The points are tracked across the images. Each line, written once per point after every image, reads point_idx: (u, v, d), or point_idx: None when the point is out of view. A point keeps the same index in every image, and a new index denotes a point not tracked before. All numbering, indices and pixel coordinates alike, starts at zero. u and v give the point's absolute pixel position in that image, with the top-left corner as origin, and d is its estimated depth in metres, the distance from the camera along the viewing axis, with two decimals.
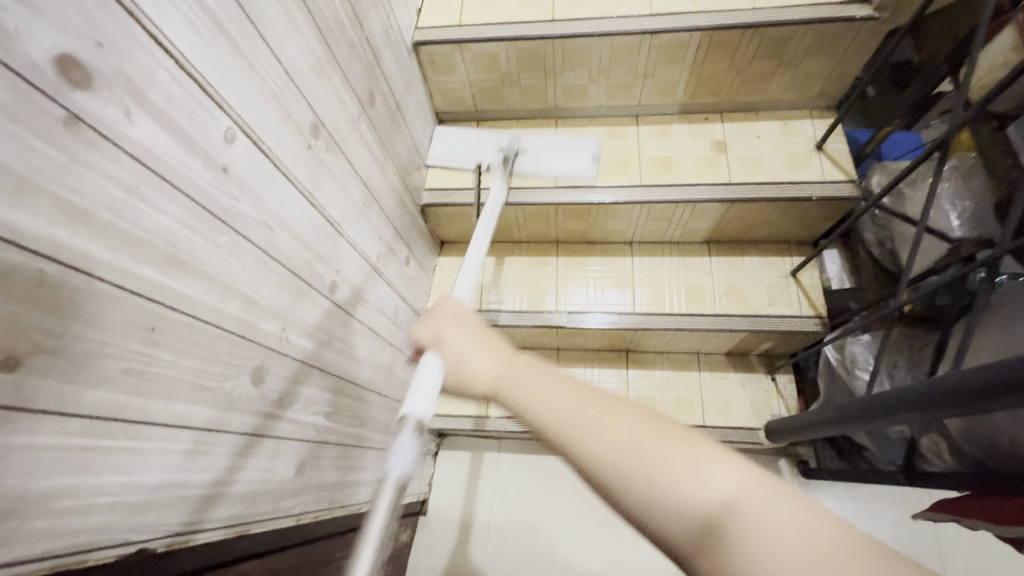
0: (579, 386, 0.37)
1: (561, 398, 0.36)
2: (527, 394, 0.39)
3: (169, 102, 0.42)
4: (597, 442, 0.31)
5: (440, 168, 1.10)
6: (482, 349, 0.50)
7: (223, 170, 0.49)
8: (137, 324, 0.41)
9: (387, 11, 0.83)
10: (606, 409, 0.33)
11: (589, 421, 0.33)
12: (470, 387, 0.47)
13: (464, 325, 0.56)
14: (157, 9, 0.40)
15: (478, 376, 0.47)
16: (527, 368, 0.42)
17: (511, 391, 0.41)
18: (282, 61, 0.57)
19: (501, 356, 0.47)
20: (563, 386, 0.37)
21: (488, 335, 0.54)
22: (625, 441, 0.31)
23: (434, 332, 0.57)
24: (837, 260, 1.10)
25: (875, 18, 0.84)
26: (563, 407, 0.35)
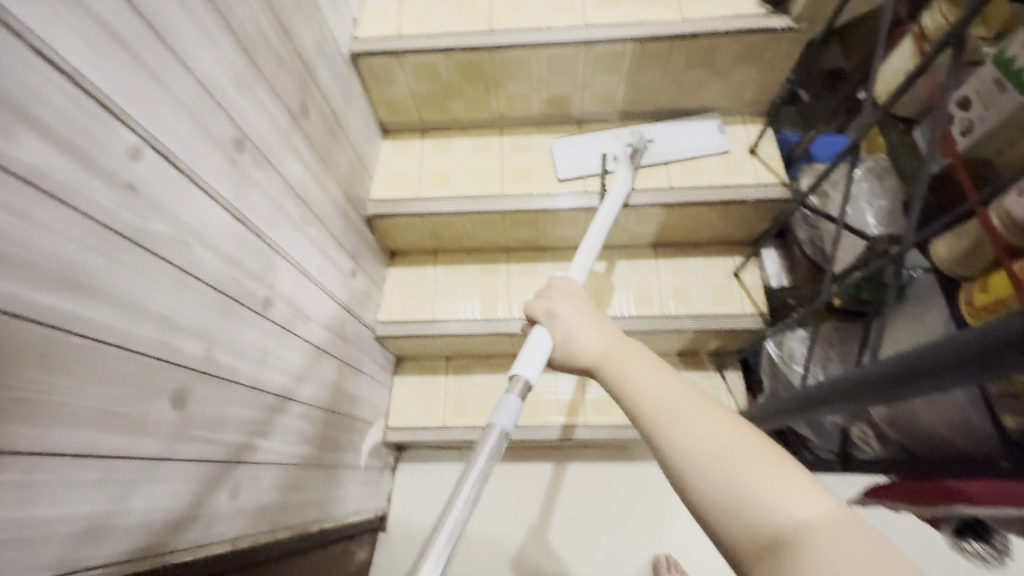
0: (680, 387, 0.45)
1: (667, 389, 0.45)
2: (636, 380, 0.47)
3: (62, 119, 0.40)
4: (689, 443, 0.39)
5: (386, 178, 1.09)
6: (598, 329, 0.57)
7: (129, 187, 0.47)
8: (29, 350, 0.39)
9: (319, 23, 0.82)
10: (703, 411, 0.42)
11: (687, 417, 0.41)
12: (576, 361, 0.56)
13: (576, 301, 0.63)
14: (44, 23, 0.39)
15: (588, 349, 0.55)
16: (629, 356, 0.51)
17: (615, 373, 0.50)
18: (197, 74, 0.55)
19: (608, 337, 0.55)
20: (663, 384, 0.45)
21: (598, 316, 0.60)
22: (711, 440, 0.39)
23: (547, 306, 0.64)
24: (775, 259, 1.13)
25: (793, 29, 0.89)
26: (669, 404, 0.43)
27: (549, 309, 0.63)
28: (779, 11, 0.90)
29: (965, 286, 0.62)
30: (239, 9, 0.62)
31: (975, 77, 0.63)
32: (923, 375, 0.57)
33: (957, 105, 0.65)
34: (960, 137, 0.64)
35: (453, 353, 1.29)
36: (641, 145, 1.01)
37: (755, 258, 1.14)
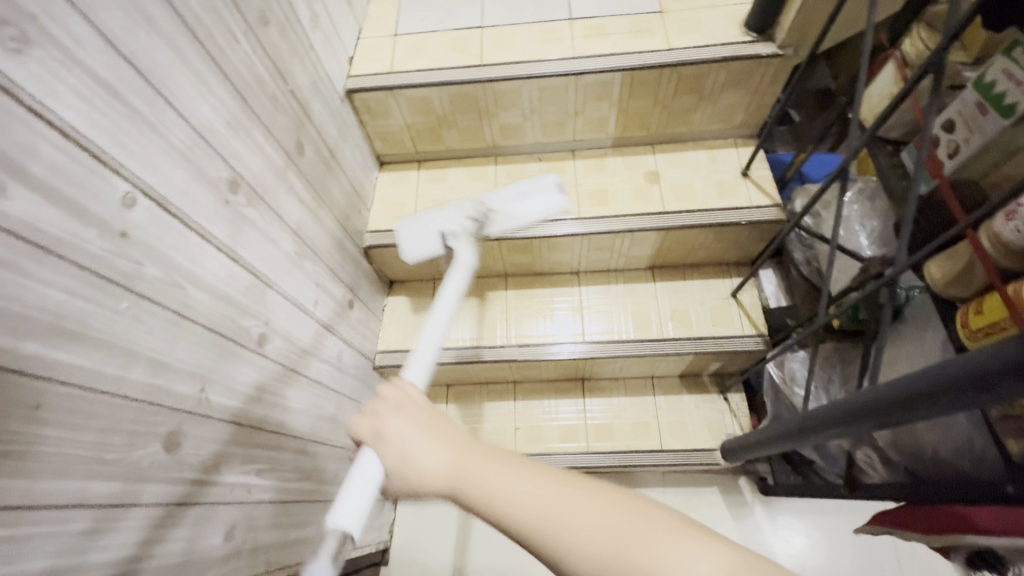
0: (546, 484, 0.40)
1: (545, 492, 0.39)
2: (506, 492, 0.39)
3: (55, 174, 0.41)
4: (586, 544, 0.36)
5: (382, 209, 1.10)
6: (434, 434, 0.46)
7: (122, 235, 0.48)
8: (18, 402, 0.39)
9: (314, 63, 0.84)
10: (589, 500, 0.38)
11: (574, 516, 0.37)
12: (422, 487, 0.44)
13: (410, 415, 0.48)
14: (38, 83, 0.40)
15: (431, 470, 0.44)
16: (479, 469, 0.42)
17: (474, 492, 0.41)
18: (191, 121, 0.57)
19: (453, 449, 0.44)
20: (529, 487, 0.39)
21: (441, 419, 0.49)
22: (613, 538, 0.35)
23: (372, 426, 0.48)
24: (773, 279, 1.15)
25: (779, 54, 0.90)
26: (544, 507, 0.38)
27: (374, 424, 0.49)
28: (764, 38, 0.92)
29: (963, 305, 0.62)
30: (233, 54, 0.64)
31: (959, 100, 0.64)
32: (917, 400, 0.57)
33: (943, 127, 0.66)
34: (948, 159, 0.65)
35: (453, 381, 1.28)
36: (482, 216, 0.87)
37: (754, 279, 1.14)
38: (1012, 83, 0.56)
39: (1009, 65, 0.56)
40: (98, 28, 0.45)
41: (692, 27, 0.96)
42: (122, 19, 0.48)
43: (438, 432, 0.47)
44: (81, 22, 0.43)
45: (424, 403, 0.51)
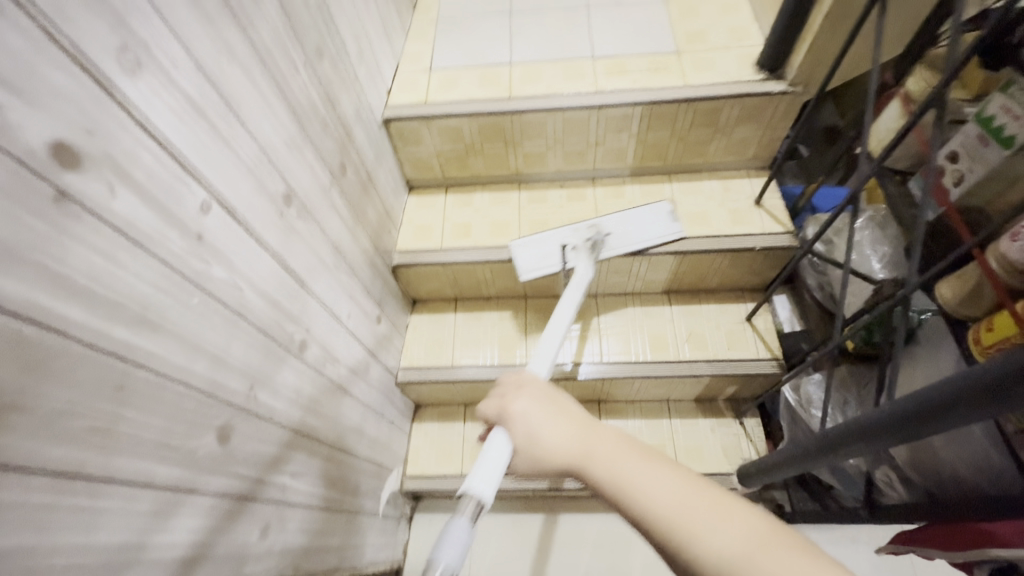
0: (632, 457, 0.48)
1: (630, 464, 0.47)
2: (602, 458, 0.49)
3: (151, 179, 0.46)
4: (647, 501, 0.43)
5: (410, 230, 1.16)
6: (556, 417, 0.57)
7: (198, 237, 0.53)
8: (105, 382, 0.43)
9: (358, 93, 0.91)
10: (654, 470, 0.46)
11: (639, 481, 0.45)
12: (546, 463, 0.54)
13: (532, 393, 0.61)
14: (144, 100, 0.46)
15: (555, 441, 0.54)
16: (605, 445, 0.50)
17: (602, 471, 0.48)
18: (258, 139, 0.62)
19: (577, 430, 0.54)
20: (620, 452, 0.49)
21: (560, 404, 0.59)
22: (673, 500, 0.42)
23: (501, 404, 0.62)
24: (787, 304, 1.18)
25: (789, 91, 0.97)
26: (621, 476, 0.46)
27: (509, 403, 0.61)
28: (775, 76, 0.99)
29: (973, 324, 0.65)
30: (293, 82, 0.70)
31: (961, 133, 0.69)
32: (932, 413, 0.59)
33: (947, 158, 0.70)
34: (954, 187, 0.69)
35: (471, 400, 1.30)
36: (599, 239, 1.03)
37: (767, 304, 1.17)
38: (1010, 118, 0.60)
39: (1006, 101, 0.61)
40: (192, 55, 0.51)
41: (707, 66, 1.03)
42: (210, 49, 0.54)
43: (551, 411, 0.57)
44: (181, 51, 0.50)
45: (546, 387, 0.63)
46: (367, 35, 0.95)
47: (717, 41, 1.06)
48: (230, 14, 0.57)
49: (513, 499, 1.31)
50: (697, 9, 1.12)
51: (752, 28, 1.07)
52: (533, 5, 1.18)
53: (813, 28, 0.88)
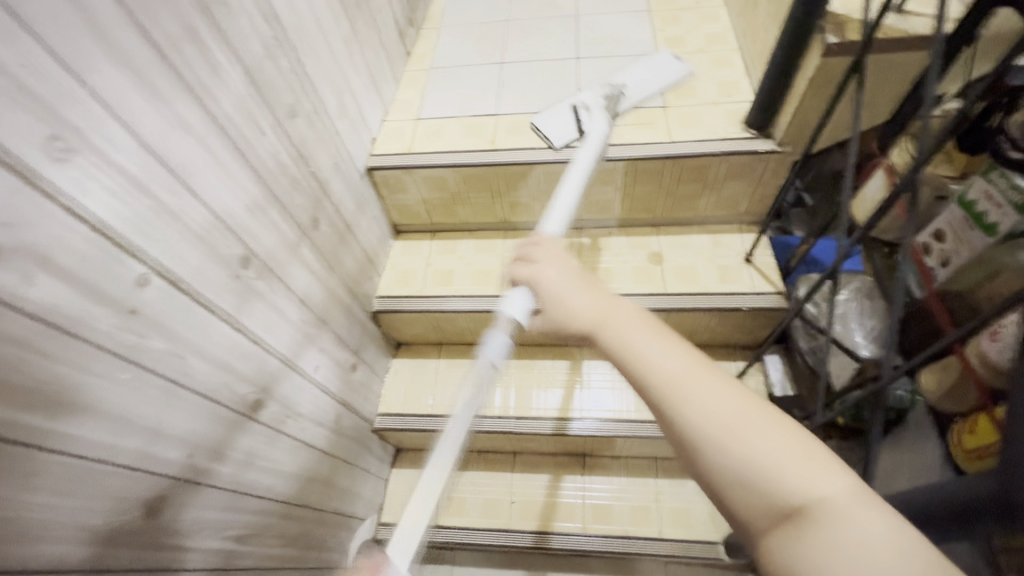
0: (687, 356, 0.40)
1: (641, 333, 0.43)
2: (617, 331, 0.45)
3: (79, 261, 0.47)
4: (697, 408, 0.37)
5: (393, 275, 1.16)
6: (579, 288, 0.51)
7: (132, 311, 0.53)
8: (12, 471, 0.42)
9: (337, 146, 0.92)
10: (722, 381, 0.38)
11: (689, 389, 0.38)
12: (562, 327, 0.49)
13: (564, 265, 0.55)
14: (76, 185, 0.46)
15: (575, 313, 0.49)
16: (640, 326, 0.44)
17: (624, 354, 0.43)
18: (212, 207, 0.63)
19: (603, 299, 0.48)
20: (632, 321, 0.45)
21: (592, 278, 0.53)
22: (678, 369, 0.39)
23: (531, 271, 0.56)
24: (779, 365, 1.12)
25: (777, 151, 0.94)
26: (667, 369, 0.39)
27: (536, 271, 0.55)
28: (763, 134, 0.96)
29: (957, 421, 0.60)
30: (260, 146, 0.71)
31: (945, 212, 0.65)
32: (899, 523, 0.54)
33: (931, 236, 0.66)
34: (938, 268, 0.65)
35: (453, 447, 1.27)
36: (618, 92, 0.90)
37: (758, 363, 1.12)
38: (992, 204, 0.56)
39: (988, 186, 0.57)
40: (136, 134, 0.52)
41: (693, 121, 1.01)
42: (160, 126, 0.55)
43: (574, 282, 0.52)
44: (123, 132, 0.51)
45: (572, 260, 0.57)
46: (351, 88, 0.96)
47: (706, 96, 1.04)
48: (187, 90, 0.58)
49: (491, 553, 1.26)
50: (688, 62, 1.11)
51: (742, 83, 1.05)
52: (525, 54, 1.19)
53: (796, 93, 0.86)
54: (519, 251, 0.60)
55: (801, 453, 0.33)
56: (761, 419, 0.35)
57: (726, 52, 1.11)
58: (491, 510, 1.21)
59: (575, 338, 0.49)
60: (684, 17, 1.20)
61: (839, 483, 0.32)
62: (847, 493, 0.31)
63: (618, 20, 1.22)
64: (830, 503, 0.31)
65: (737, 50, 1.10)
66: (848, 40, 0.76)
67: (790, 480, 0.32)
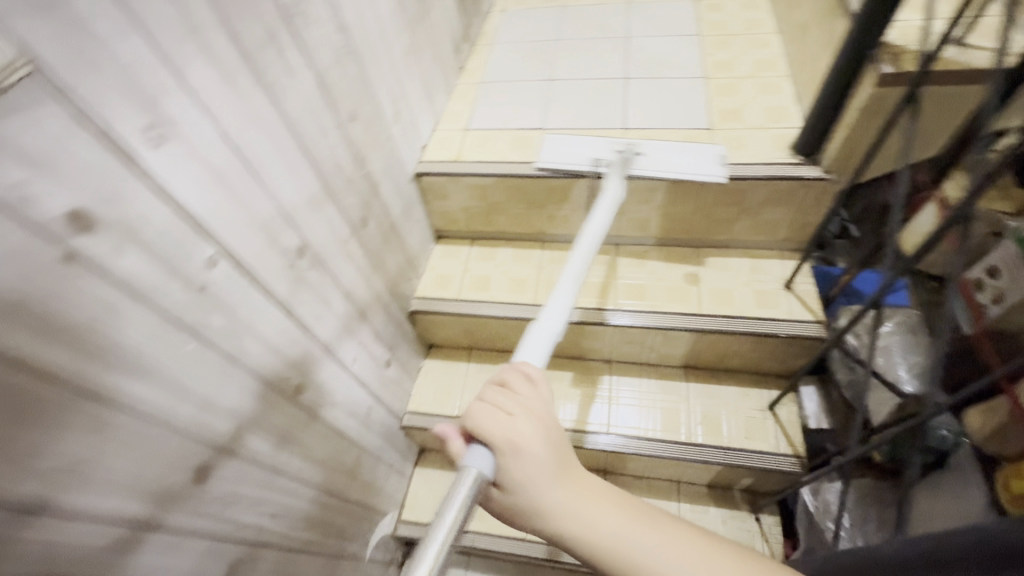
0: (676, 542, 0.47)
1: (626, 529, 0.48)
2: (572, 508, 0.50)
3: (160, 238, 0.51)
4: None
5: (431, 278, 1.19)
6: (550, 467, 0.51)
7: (201, 289, 0.57)
8: (87, 424, 0.47)
9: (390, 150, 0.97)
10: (709, 552, 0.46)
11: (696, 569, 0.45)
12: (538, 518, 0.50)
13: (531, 427, 0.53)
14: (166, 170, 0.51)
15: (556, 510, 0.49)
16: (615, 518, 0.49)
17: (622, 561, 0.46)
18: (276, 199, 0.68)
19: (577, 493, 0.51)
20: (605, 511, 0.49)
21: (558, 440, 0.54)
22: (675, 560, 0.46)
23: (509, 434, 0.52)
24: (815, 397, 1.09)
25: (823, 178, 0.93)
26: (667, 564, 0.45)
27: (494, 423, 0.53)
28: (810, 161, 0.95)
29: (1002, 464, 0.58)
30: (323, 147, 0.76)
31: (1001, 248, 0.63)
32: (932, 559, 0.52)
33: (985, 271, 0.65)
34: (991, 304, 0.63)
35: None
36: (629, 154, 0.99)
37: (792, 393, 1.10)
38: None
39: None
40: (220, 127, 0.57)
41: (738, 145, 1.01)
42: (238, 121, 0.60)
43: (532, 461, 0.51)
44: (207, 124, 0.55)
45: (551, 418, 0.56)
46: (406, 98, 1.01)
47: (753, 120, 1.04)
48: (263, 90, 0.63)
49: (505, 561, 1.26)
50: (736, 87, 1.12)
51: (791, 110, 1.05)
52: (573, 73, 1.22)
53: (846, 120, 0.86)
54: (486, 390, 0.58)
55: None
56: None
57: (775, 78, 1.11)
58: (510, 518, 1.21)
59: (554, 533, 0.50)
60: (734, 43, 1.21)
61: None
62: None
63: (668, 43, 1.24)
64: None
65: (787, 77, 1.10)
66: (903, 71, 0.76)
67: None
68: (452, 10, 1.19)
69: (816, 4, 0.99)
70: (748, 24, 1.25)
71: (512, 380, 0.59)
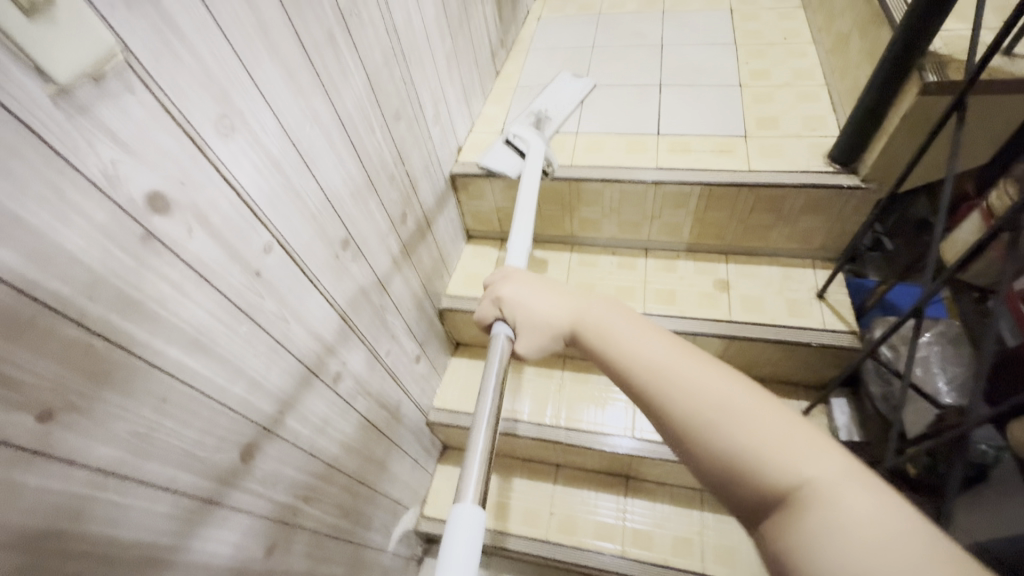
0: (675, 348, 0.46)
1: (631, 334, 0.50)
2: (581, 315, 0.55)
3: (224, 222, 0.54)
4: (688, 408, 0.41)
5: (461, 278, 1.21)
6: (550, 298, 0.61)
7: (256, 273, 0.60)
8: (154, 394, 0.49)
9: (429, 150, 1.00)
10: (710, 363, 0.44)
11: (681, 377, 0.43)
12: (541, 326, 0.60)
13: (519, 279, 0.65)
14: (232, 158, 0.54)
15: (556, 316, 0.58)
16: (615, 320, 0.52)
17: (612, 350, 0.50)
18: (325, 190, 0.70)
19: (574, 300, 0.58)
20: (616, 317, 0.52)
21: (558, 286, 0.63)
22: (666, 361, 0.45)
23: (501, 296, 0.64)
24: (846, 410, 1.07)
25: (861, 187, 0.93)
26: (659, 361, 0.45)
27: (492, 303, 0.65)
28: (848, 170, 0.95)
29: None
30: (369, 144, 0.79)
31: None
32: None
33: None
34: None
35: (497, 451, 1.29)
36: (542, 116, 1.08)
37: (823, 405, 1.08)
38: None
39: None
40: (280, 120, 0.60)
41: (774, 152, 1.01)
42: (296, 115, 0.63)
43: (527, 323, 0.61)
44: (270, 117, 0.58)
45: (553, 281, 0.64)
46: (446, 99, 1.04)
47: (789, 128, 1.04)
48: (321, 87, 0.66)
49: (525, 562, 1.26)
50: (771, 95, 1.12)
51: (828, 119, 1.05)
52: (608, 79, 1.24)
53: (887, 129, 0.85)
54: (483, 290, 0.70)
55: (800, 441, 0.37)
56: (788, 432, 0.38)
57: (812, 88, 1.11)
58: (530, 519, 1.21)
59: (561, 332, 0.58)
60: (769, 53, 1.22)
61: (832, 464, 0.35)
62: (833, 470, 0.35)
63: (703, 52, 1.26)
64: (814, 481, 0.35)
65: (824, 87, 1.10)
66: (948, 80, 0.76)
67: (792, 464, 0.36)
68: (491, 17, 1.22)
69: (856, 15, 0.99)
70: (784, 34, 1.26)
71: (505, 268, 0.68)
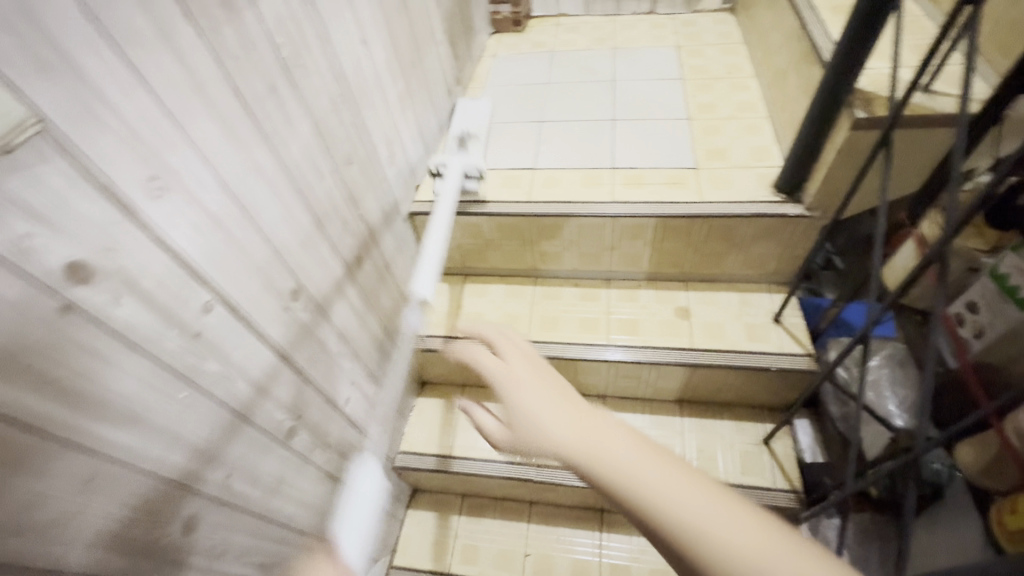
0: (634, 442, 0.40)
1: (578, 427, 0.43)
2: (530, 406, 0.48)
3: (158, 286, 0.52)
4: (657, 518, 0.36)
5: (424, 315, 1.20)
6: (516, 383, 0.52)
7: (196, 334, 0.57)
8: (78, 476, 0.46)
9: (385, 191, 0.99)
10: (667, 458, 0.39)
11: (640, 482, 0.37)
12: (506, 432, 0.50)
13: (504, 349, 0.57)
14: (166, 219, 0.52)
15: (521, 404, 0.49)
16: (558, 411, 0.46)
17: (560, 444, 0.43)
18: (272, 241, 0.68)
19: (534, 382, 0.51)
20: (564, 410, 0.46)
21: (533, 358, 0.56)
22: (627, 460, 0.39)
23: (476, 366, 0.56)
24: (809, 429, 1.10)
25: (806, 215, 0.96)
26: (624, 461, 0.39)
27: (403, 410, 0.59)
28: (793, 199, 0.99)
29: (998, 499, 0.58)
30: (319, 191, 0.78)
31: (977, 283, 0.65)
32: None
33: (964, 306, 0.67)
34: (973, 338, 0.65)
35: (468, 491, 1.25)
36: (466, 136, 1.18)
37: (787, 427, 1.10)
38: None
39: (1019, 261, 0.58)
40: (219, 175, 0.58)
41: (723, 183, 1.04)
42: (238, 169, 0.61)
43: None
44: (208, 174, 0.57)
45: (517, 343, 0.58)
46: (401, 139, 1.04)
47: (736, 159, 1.08)
48: (264, 139, 0.65)
49: None
50: (718, 128, 1.16)
51: (773, 149, 1.09)
52: (562, 114, 1.26)
53: (825, 160, 0.89)
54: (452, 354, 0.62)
55: (774, 540, 0.33)
56: (760, 541, 0.33)
57: (756, 119, 1.16)
58: (504, 561, 1.17)
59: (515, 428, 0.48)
60: (715, 86, 1.27)
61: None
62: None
63: (652, 86, 1.30)
64: None
65: (767, 118, 1.15)
66: (876, 115, 0.80)
67: None
68: (445, 57, 1.24)
69: (792, 53, 1.05)
70: (728, 68, 1.31)
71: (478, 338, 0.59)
